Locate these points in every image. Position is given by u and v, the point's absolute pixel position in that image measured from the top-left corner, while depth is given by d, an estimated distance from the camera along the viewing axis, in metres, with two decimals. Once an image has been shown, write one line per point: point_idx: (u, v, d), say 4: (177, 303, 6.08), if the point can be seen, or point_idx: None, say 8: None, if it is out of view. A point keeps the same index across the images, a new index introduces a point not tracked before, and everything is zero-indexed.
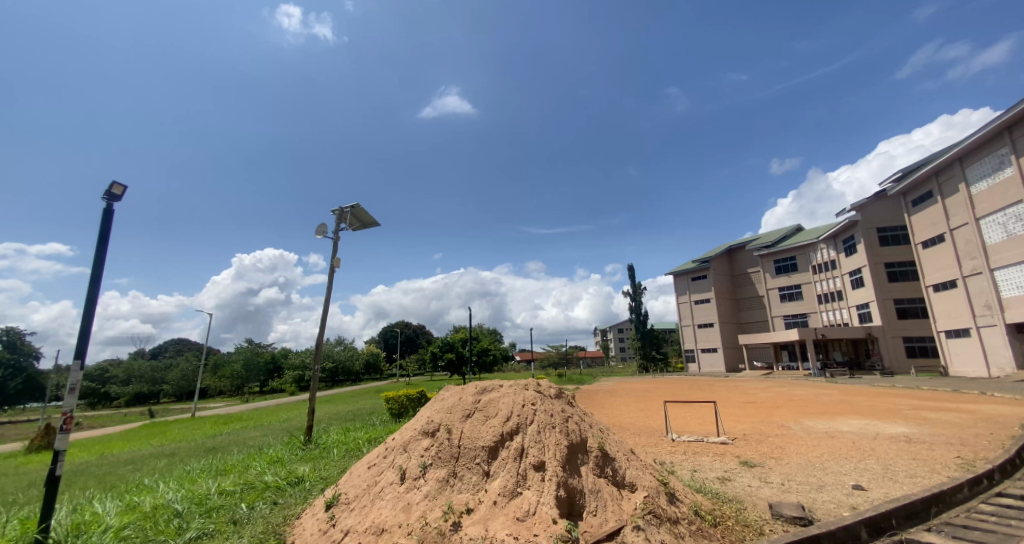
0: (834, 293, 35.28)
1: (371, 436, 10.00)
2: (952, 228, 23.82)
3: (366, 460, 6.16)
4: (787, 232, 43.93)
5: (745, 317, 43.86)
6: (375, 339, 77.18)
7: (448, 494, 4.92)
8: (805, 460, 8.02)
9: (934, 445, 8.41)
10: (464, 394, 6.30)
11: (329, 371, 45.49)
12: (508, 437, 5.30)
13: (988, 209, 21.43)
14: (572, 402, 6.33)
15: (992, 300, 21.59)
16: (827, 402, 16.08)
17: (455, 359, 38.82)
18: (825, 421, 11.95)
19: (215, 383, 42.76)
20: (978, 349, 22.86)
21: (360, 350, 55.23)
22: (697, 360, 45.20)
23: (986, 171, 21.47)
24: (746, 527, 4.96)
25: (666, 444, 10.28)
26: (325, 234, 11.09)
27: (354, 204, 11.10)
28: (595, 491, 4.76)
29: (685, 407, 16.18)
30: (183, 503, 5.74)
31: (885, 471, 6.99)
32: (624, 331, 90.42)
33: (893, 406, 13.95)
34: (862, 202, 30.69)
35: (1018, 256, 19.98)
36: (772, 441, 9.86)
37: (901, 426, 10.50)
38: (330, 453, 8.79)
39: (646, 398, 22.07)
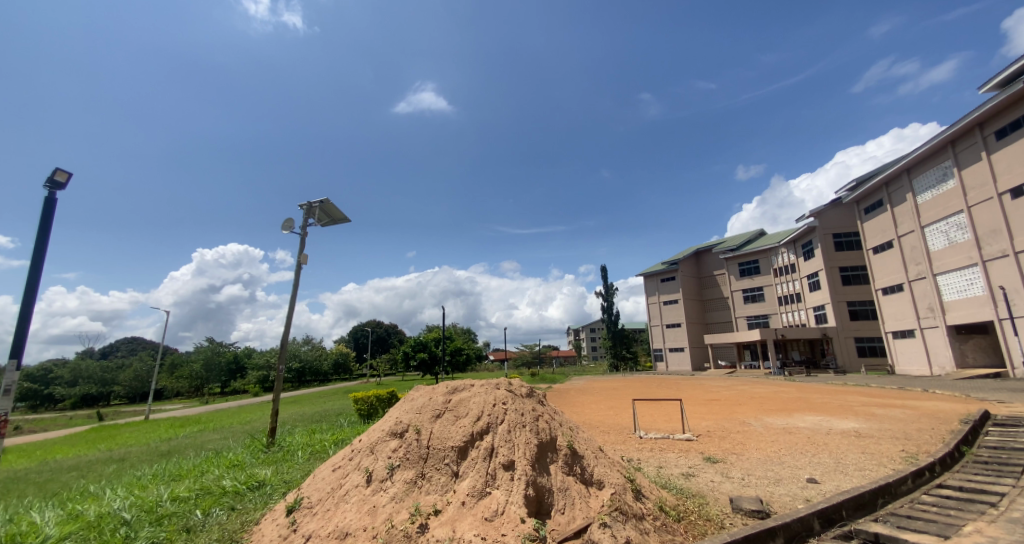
0: (793, 295, 36.94)
1: (338, 438, 9.77)
2: (900, 235, 25.38)
3: (331, 462, 6.01)
4: (751, 236, 45.69)
5: (711, 318, 45.33)
6: (345, 339, 75.43)
7: (416, 496, 4.86)
8: (763, 455, 8.38)
9: (881, 439, 8.93)
10: (434, 394, 6.23)
11: (295, 371, 43.99)
12: (478, 437, 5.27)
13: (932, 218, 22.94)
14: (543, 402, 6.35)
15: (934, 303, 23.12)
16: (786, 399, 16.75)
17: (428, 359, 38.29)
18: (782, 417, 12.50)
19: (172, 384, 40.69)
20: (921, 350, 24.44)
21: (329, 350, 53.77)
22: (665, 360, 46.36)
23: (931, 183, 22.98)
24: (708, 521, 5.12)
25: (634, 441, 10.46)
26: (292, 230, 10.75)
27: (323, 200, 10.77)
28: (563, 489, 4.79)
29: (653, 405, 16.53)
30: (132, 512, 5.43)
31: (838, 464, 7.37)
32: (596, 331, 91.89)
33: (845, 403, 14.71)
34: (820, 209, 32.26)
35: (957, 262, 21.49)
36: (734, 437, 10.23)
37: (852, 421, 11.10)
38: (293, 456, 8.51)
39: (615, 396, 22.43)
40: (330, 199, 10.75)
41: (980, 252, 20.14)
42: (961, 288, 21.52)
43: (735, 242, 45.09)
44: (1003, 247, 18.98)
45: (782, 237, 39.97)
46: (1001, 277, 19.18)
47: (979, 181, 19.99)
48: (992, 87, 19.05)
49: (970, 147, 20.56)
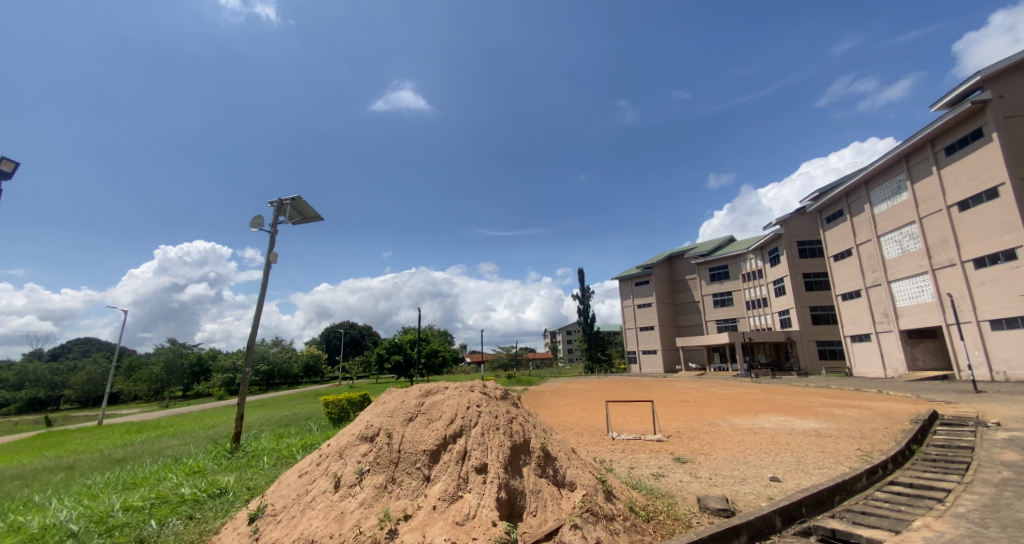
0: (760, 299, 38.28)
1: (306, 443, 9.50)
2: (858, 244, 26.71)
3: (298, 468, 5.85)
4: (721, 242, 47.14)
5: (683, 321, 46.48)
6: (317, 341, 73.56)
7: (386, 501, 4.77)
8: (729, 455, 8.64)
9: (839, 438, 9.35)
10: (407, 397, 6.15)
11: (264, 374, 42.63)
12: (451, 441, 5.22)
13: (888, 228, 24.21)
14: (517, 404, 6.36)
15: (889, 309, 24.41)
16: (752, 400, 17.33)
17: (403, 361, 37.82)
18: (749, 418, 12.93)
19: (128, 387, 38.62)
20: (876, 353, 25.73)
21: (299, 352, 52.30)
22: (638, 362, 47.23)
23: (887, 195, 24.26)
24: (676, 520, 5.24)
25: (606, 442, 10.60)
26: (262, 227, 10.41)
27: (295, 197, 10.47)
28: (535, 491, 4.80)
29: (626, 406, 16.82)
30: (80, 523, 5.13)
31: (799, 463, 7.67)
32: (572, 333, 92.89)
33: (807, 404, 15.33)
34: (786, 217, 33.58)
35: (909, 270, 22.77)
36: (702, 438, 10.50)
37: (813, 421, 11.59)
38: (258, 462, 8.24)
39: (589, 398, 22.69)
40: (302, 197, 10.47)
41: (930, 261, 21.37)
42: (913, 295, 22.78)
43: (706, 248, 46.43)
44: (951, 257, 20.19)
45: (750, 244, 41.38)
46: (949, 285, 20.41)
47: (930, 194, 21.23)
48: (942, 106, 20.27)
49: (922, 162, 21.81)
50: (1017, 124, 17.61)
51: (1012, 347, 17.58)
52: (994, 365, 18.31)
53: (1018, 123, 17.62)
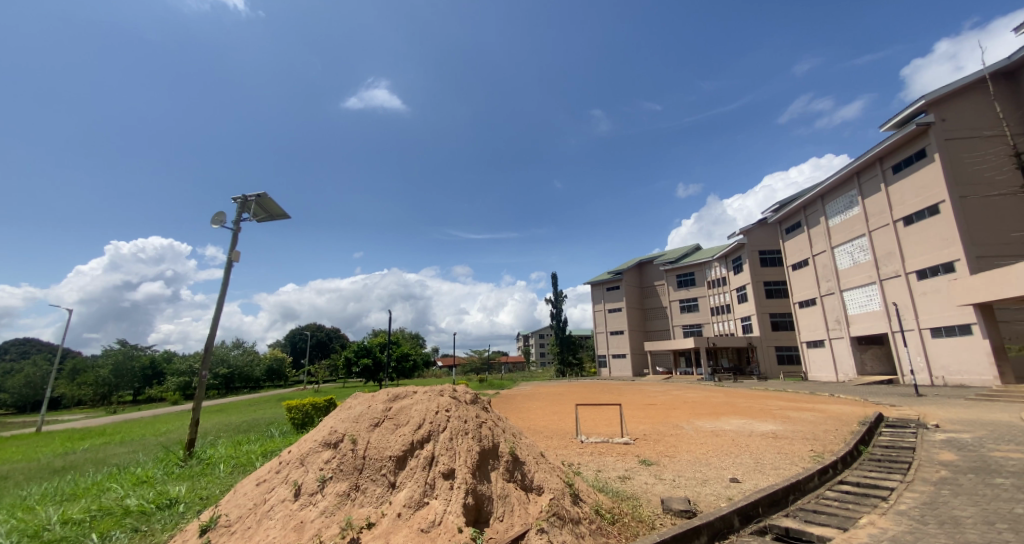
0: (724, 306, 39.67)
1: (267, 450, 9.12)
2: (814, 255, 28.17)
3: (256, 475, 5.63)
4: (688, 250, 48.64)
5: (651, 326, 47.59)
6: (282, 343, 71.07)
7: (348, 509, 4.65)
8: (693, 457, 8.87)
9: (794, 440, 9.79)
10: (373, 401, 6.02)
11: (223, 377, 40.76)
12: (418, 446, 5.14)
13: (841, 240, 25.61)
14: (487, 408, 6.34)
15: (841, 316, 25.78)
16: (715, 403, 17.92)
17: (371, 365, 37.01)
18: (712, 420, 13.37)
19: (72, 391, 36.07)
20: (829, 359, 27.10)
21: (262, 355, 50.33)
22: (608, 366, 47.96)
23: (840, 209, 25.70)
24: (640, 522, 5.34)
25: (575, 446, 10.67)
26: (223, 224, 9.98)
27: (260, 194, 10.10)
28: (502, 496, 4.78)
29: (595, 409, 17.04)
30: (9, 539, 4.75)
31: (757, 464, 7.98)
32: (544, 336, 93.55)
33: (765, 407, 15.97)
34: (749, 228, 35.04)
35: (859, 281, 24.18)
36: (667, 440, 10.77)
37: (771, 424, 12.09)
38: (213, 470, 7.84)
39: (559, 401, 22.85)
40: (267, 194, 10.12)
41: (878, 271, 22.75)
42: (862, 303, 24.18)
43: (674, 255, 47.81)
44: (896, 268, 21.56)
45: (715, 252, 42.90)
46: (895, 295, 21.78)
47: (878, 209, 22.64)
48: (891, 127, 21.65)
49: (872, 179, 23.22)
50: (957, 146, 19.00)
51: (950, 354, 18.88)
52: (934, 370, 19.62)
53: (957, 145, 19.03)
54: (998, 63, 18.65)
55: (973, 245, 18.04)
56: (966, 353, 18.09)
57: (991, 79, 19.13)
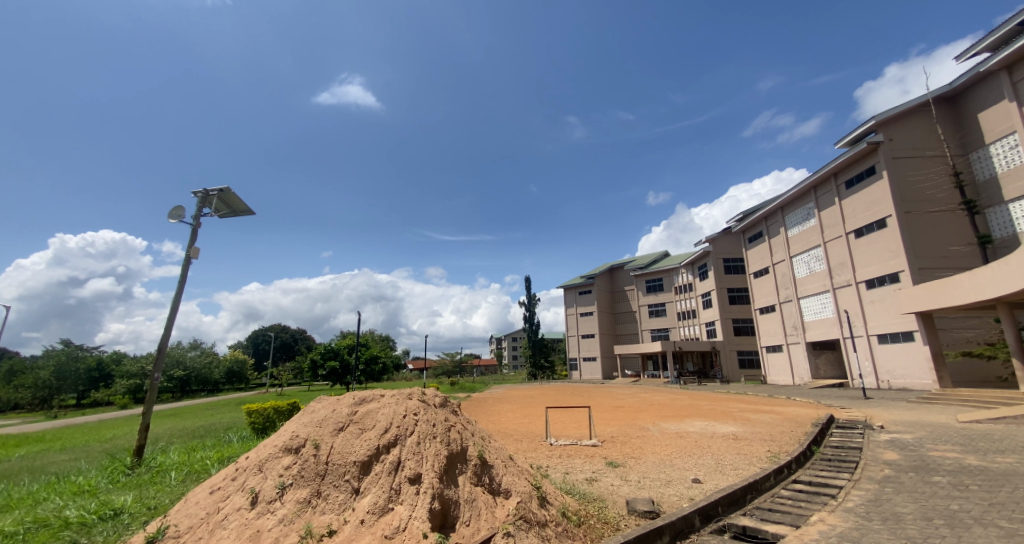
0: (690, 311, 40.89)
1: (223, 456, 8.70)
2: (774, 263, 29.51)
3: (210, 483, 5.38)
4: (657, 256, 49.93)
5: (621, 329, 48.53)
6: (243, 344, 68.28)
7: (308, 516, 4.50)
8: (657, 459, 9.09)
9: (753, 441, 10.20)
10: (338, 405, 5.85)
11: (178, 380, 38.72)
12: (384, 451, 5.04)
13: (799, 250, 26.90)
14: (456, 411, 6.27)
15: (798, 323, 27.04)
16: (681, 406, 18.44)
17: (339, 368, 36.03)
18: (676, 422, 13.76)
19: (6, 395, 33.40)
20: (787, 363, 28.36)
21: (221, 357, 48.14)
22: (579, 369, 48.52)
23: (799, 220, 27.00)
24: (606, 524, 5.41)
25: (544, 448, 10.72)
26: (182, 219, 9.51)
27: (223, 188, 9.69)
28: (470, 500, 4.74)
29: (564, 412, 17.22)
30: None
31: (718, 465, 8.26)
32: (517, 339, 93.87)
33: (727, 409, 16.59)
34: (714, 236, 36.35)
35: (814, 289, 25.50)
36: (634, 442, 10.99)
37: (731, 425, 12.56)
38: (164, 478, 7.42)
39: (530, 404, 22.99)
40: (231, 188, 9.72)
41: (832, 280, 24.02)
42: (817, 310, 25.47)
43: (644, 261, 49.00)
44: (848, 278, 22.87)
45: (683, 259, 44.24)
46: (846, 303, 23.07)
47: (832, 221, 23.96)
48: (845, 144, 22.95)
49: (827, 193, 24.52)
50: (903, 165, 20.35)
51: (894, 359, 20.13)
52: (879, 375, 20.86)
53: (902, 163, 20.40)
54: (939, 89, 20.09)
55: (916, 257, 19.31)
56: (908, 359, 19.33)
57: (933, 103, 20.58)
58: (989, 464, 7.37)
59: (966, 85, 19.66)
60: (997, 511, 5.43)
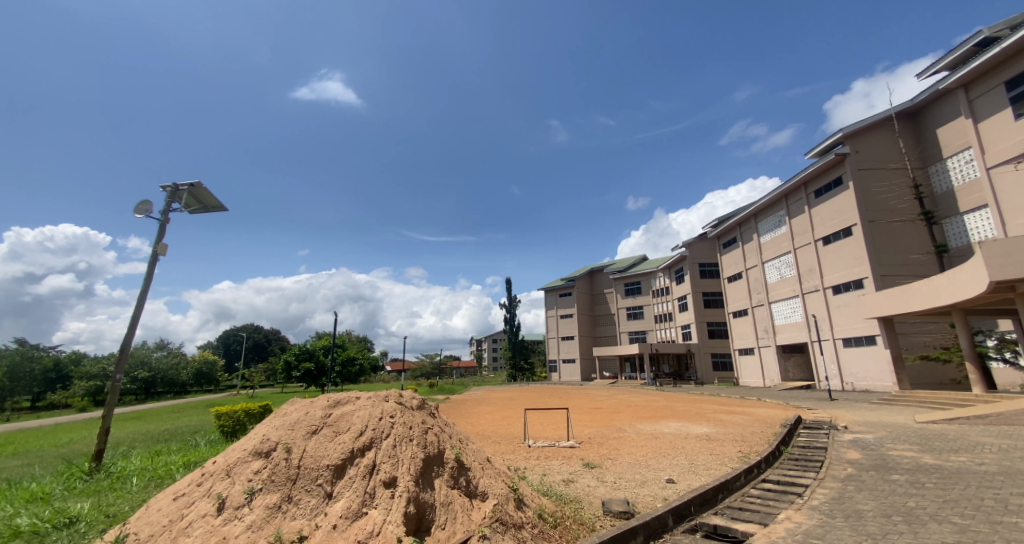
0: (666, 314, 41.66)
1: (189, 460, 8.39)
2: (747, 268, 30.38)
3: (173, 489, 5.18)
4: (635, 260, 50.75)
5: (600, 332, 49.04)
6: (213, 345, 66.01)
7: (279, 522, 4.38)
8: (632, 459, 9.22)
9: (725, 442, 10.44)
10: (312, 408, 5.72)
11: (142, 382, 37.03)
12: (358, 454, 4.95)
13: (771, 255, 27.76)
14: (434, 413, 6.22)
15: (769, 326, 27.87)
16: (656, 407, 18.76)
17: (314, 370, 35.17)
18: (652, 423, 14.00)
19: None
20: (758, 365, 29.21)
21: (190, 358, 46.44)
22: (558, 370, 48.77)
23: (771, 227, 27.88)
24: (581, 525, 5.45)
25: (522, 450, 10.70)
26: (148, 214, 9.14)
27: (194, 183, 9.36)
28: (446, 504, 4.70)
29: (543, 414, 17.29)
30: None
31: (691, 465, 8.43)
32: (497, 341, 93.70)
33: (701, 410, 16.97)
34: (691, 241, 37.16)
35: (784, 294, 26.36)
36: (611, 443, 11.10)
37: (705, 426, 12.86)
38: (123, 484, 7.08)
39: (508, 406, 22.97)
40: (202, 183, 9.39)
41: (801, 286, 24.87)
42: (787, 315, 26.33)
43: (622, 265, 49.71)
44: (816, 283, 23.74)
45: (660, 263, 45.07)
46: (814, 308, 23.94)
47: (802, 229, 24.84)
48: (814, 154, 23.81)
49: (798, 201, 25.39)
50: (867, 176, 21.29)
51: (857, 362, 20.99)
52: (844, 377, 21.70)
53: (867, 175, 21.33)
54: (902, 104, 21.07)
55: (879, 264, 20.20)
56: (871, 362, 20.17)
57: (896, 118, 21.58)
58: (943, 463, 7.77)
59: (926, 102, 20.69)
60: (951, 508, 5.71)
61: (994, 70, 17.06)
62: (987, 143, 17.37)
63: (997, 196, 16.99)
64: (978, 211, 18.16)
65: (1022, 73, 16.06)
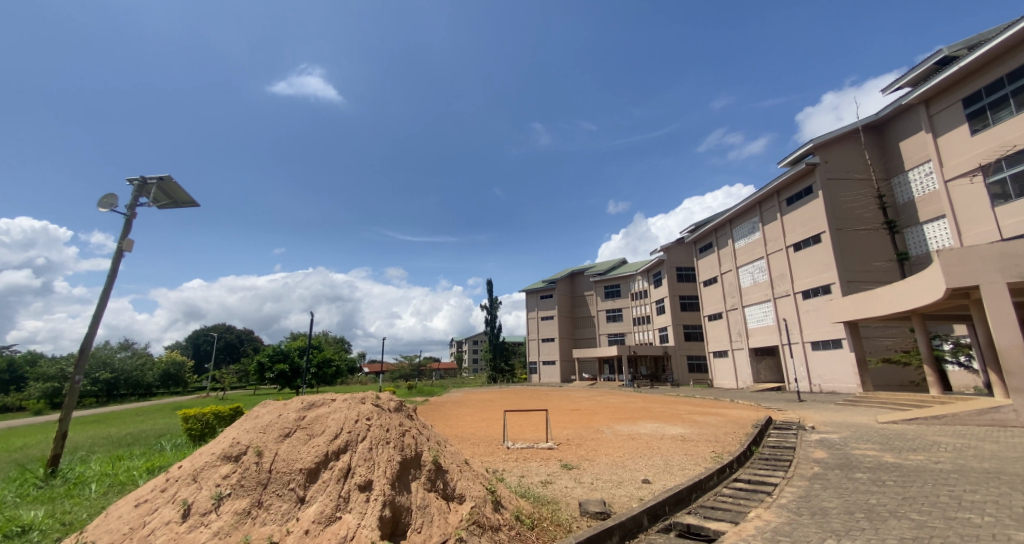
0: (645, 317, 42.32)
1: (153, 465, 8.06)
2: (722, 273, 31.16)
3: (135, 495, 4.97)
4: (615, 263, 51.45)
5: (580, 334, 49.42)
6: (182, 345, 63.63)
7: (248, 528, 4.25)
8: (609, 460, 9.34)
9: (699, 442, 10.67)
10: (285, 410, 5.58)
11: (104, 384, 35.43)
12: (333, 457, 4.85)
13: (745, 261, 28.54)
14: (412, 416, 6.14)
15: (742, 329, 28.63)
16: (633, 408, 19.05)
17: (288, 371, 34.31)
18: (629, 424, 14.21)
19: None
20: (731, 367, 29.97)
21: (157, 359, 44.66)
22: (538, 372, 48.94)
23: (745, 233, 28.69)
24: (558, 526, 5.47)
25: (501, 452, 10.69)
26: (113, 208, 8.75)
27: (163, 177, 9.02)
28: (422, 506, 4.64)
29: (522, 415, 17.32)
30: None
31: (666, 465, 8.58)
32: (478, 342, 93.38)
33: (676, 411, 17.32)
34: (669, 246, 37.89)
35: (757, 298, 27.16)
36: (588, 444, 11.20)
37: (680, 427, 13.11)
38: (82, 491, 6.75)
39: (488, 408, 22.87)
40: (172, 177, 9.05)
41: (773, 290, 25.64)
42: (759, 318, 27.11)
43: (602, 268, 50.31)
44: (787, 288, 24.54)
45: (639, 267, 45.78)
46: (785, 312, 24.73)
47: (775, 235, 25.64)
48: (787, 163, 24.61)
49: (771, 208, 26.19)
50: (836, 186, 22.15)
51: (824, 364, 21.77)
52: (812, 379, 22.50)
53: (835, 185, 22.19)
54: (868, 118, 22.00)
55: (845, 270, 21.04)
56: (837, 364, 20.97)
57: (863, 131, 22.53)
58: (903, 461, 8.14)
59: (890, 116, 21.68)
60: (909, 504, 5.98)
61: (953, 87, 17.97)
62: (946, 157, 18.31)
63: (954, 207, 17.92)
64: (937, 221, 19.10)
65: (977, 92, 17.00)
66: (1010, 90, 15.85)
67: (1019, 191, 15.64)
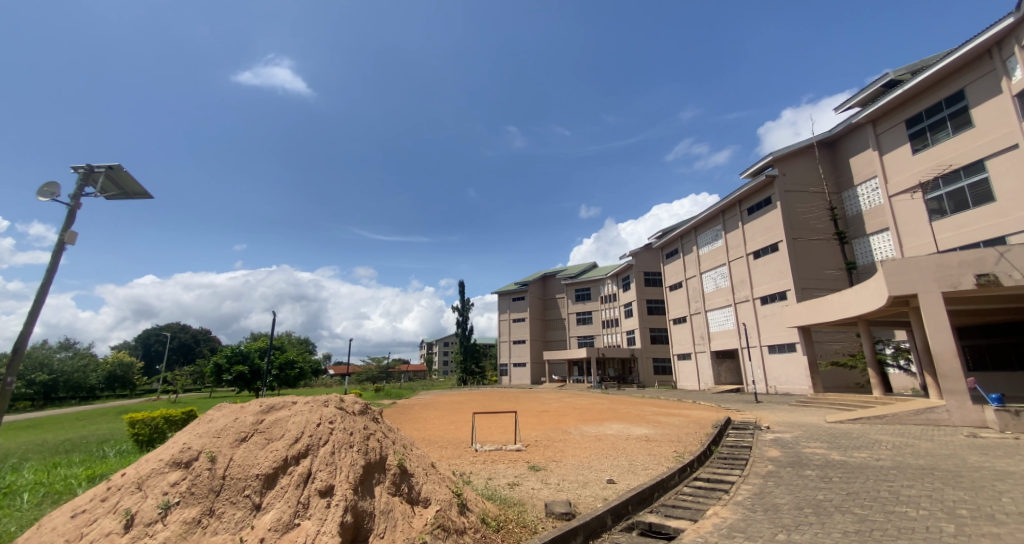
0: (613, 320, 43.12)
1: (94, 473, 7.54)
2: (688, 278, 32.16)
3: (72, 505, 4.64)
4: (586, 266, 52.19)
5: (550, 336, 49.82)
6: (131, 345, 60.00)
7: (197, 538, 4.03)
8: (576, 461, 9.46)
9: (662, 442, 10.96)
10: (241, 414, 5.34)
11: (40, 386, 32.90)
12: (293, 462, 4.69)
13: (709, 267, 29.56)
14: (377, 419, 6.01)
15: (705, 333, 29.62)
16: (600, 409, 19.40)
17: (248, 373, 32.92)
18: (596, 425, 14.47)
19: None
20: (694, 369, 30.96)
21: (102, 359, 41.89)
22: (508, 374, 49.03)
23: (709, 240, 29.74)
24: (523, 528, 5.49)
25: (469, 454, 10.64)
26: (55, 197, 8.12)
27: (114, 165, 8.47)
28: (385, 511, 4.54)
29: (491, 418, 17.30)
30: None
31: (630, 465, 8.77)
32: (449, 344, 92.85)
33: (641, 412, 17.78)
34: (637, 251, 38.82)
35: (719, 303, 28.18)
36: (556, 445, 11.31)
37: (644, 428, 13.44)
38: (11, 501, 6.23)
39: (457, 410, 22.73)
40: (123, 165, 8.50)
41: (734, 295, 26.67)
42: (721, 322, 28.14)
43: (573, 271, 50.93)
44: (747, 294, 25.61)
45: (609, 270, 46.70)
46: (745, 316, 25.77)
47: (737, 242, 26.68)
48: (749, 175, 25.71)
49: (733, 217, 27.27)
50: (792, 198, 23.34)
51: (780, 367, 22.82)
52: (769, 381, 23.52)
53: (792, 196, 23.37)
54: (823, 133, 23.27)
55: (800, 278, 22.18)
56: (791, 367, 22.03)
57: (817, 146, 23.84)
58: (848, 458, 8.64)
59: (842, 134, 23.04)
60: (852, 499, 6.35)
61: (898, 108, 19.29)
62: (890, 173, 19.62)
63: (897, 220, 19.20)
64: (882, 233, 20.43)
65: (919, 113, 18.32)
66: (948, 113, 17.22)
67: (954, 207, 16.96)
